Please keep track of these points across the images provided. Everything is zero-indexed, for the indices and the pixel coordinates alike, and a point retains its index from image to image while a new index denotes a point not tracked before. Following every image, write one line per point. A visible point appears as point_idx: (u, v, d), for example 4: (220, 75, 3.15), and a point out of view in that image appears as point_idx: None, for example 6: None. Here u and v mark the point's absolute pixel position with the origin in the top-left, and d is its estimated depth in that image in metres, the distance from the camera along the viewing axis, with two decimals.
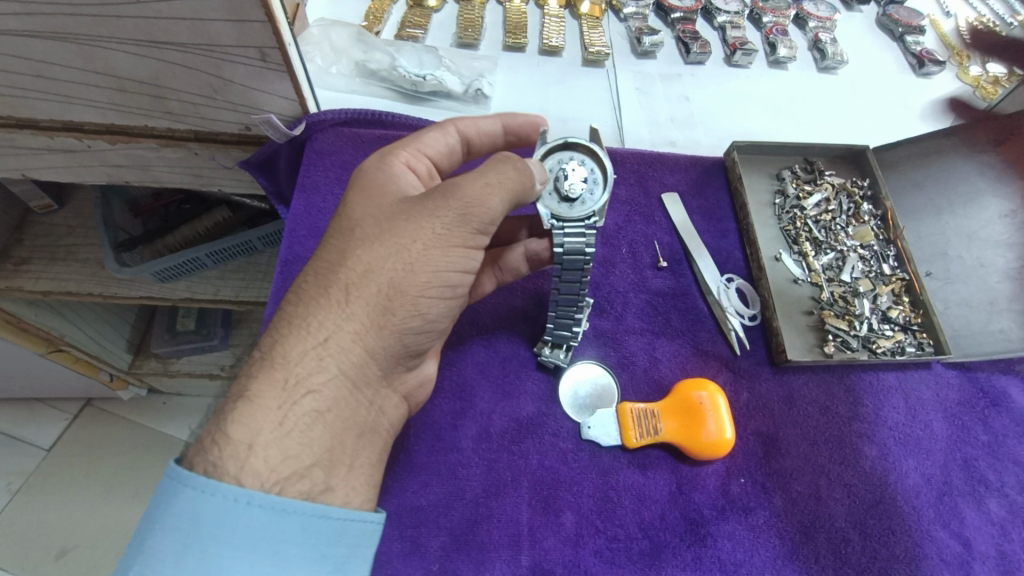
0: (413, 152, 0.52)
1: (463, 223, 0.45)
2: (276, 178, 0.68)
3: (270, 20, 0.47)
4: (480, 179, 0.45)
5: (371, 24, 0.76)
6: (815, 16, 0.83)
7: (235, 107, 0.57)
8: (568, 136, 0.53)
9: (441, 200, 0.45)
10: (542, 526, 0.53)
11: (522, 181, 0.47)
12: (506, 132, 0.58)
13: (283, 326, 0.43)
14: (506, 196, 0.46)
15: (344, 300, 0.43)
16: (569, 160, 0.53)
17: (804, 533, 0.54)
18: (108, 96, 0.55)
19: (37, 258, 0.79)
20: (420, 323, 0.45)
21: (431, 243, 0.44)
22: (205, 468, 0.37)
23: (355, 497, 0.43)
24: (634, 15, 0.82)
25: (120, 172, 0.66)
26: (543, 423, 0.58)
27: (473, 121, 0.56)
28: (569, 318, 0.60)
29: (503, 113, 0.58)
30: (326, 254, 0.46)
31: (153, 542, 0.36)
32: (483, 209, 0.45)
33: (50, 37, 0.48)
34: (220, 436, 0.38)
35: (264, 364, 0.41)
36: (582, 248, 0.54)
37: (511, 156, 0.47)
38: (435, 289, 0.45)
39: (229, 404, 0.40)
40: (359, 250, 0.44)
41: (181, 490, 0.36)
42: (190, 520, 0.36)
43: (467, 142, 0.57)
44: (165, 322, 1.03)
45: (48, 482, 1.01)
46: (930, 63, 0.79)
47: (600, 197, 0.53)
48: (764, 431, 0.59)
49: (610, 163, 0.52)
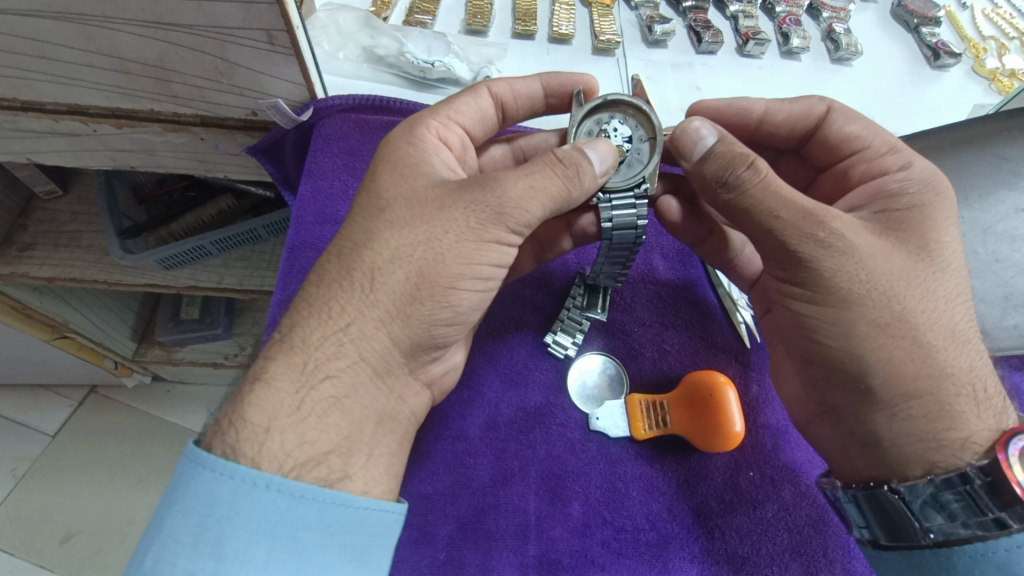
0: (444, 120, 0.52)
1: (498, 220, 0.44)
2: (283, 165, 0.67)
3: (278, 2, 0.46)
4: (526, 180, 0.44)
5: (379, 9, 0.76)
6: (829, 6, 0.82)
7: (242, 91, 0.56)
8: (607, 93, 0.52)
9: (479, 193, 0.44)
10: (552, 516, 0.53)
11: (568, 188, 0.46)
12: (544, 94, 0.58)
13: (304, 308, 0.43)
14: (548, 203, 0.45)
15: (369, 286, 0.43)
16: (610, 120, 0.52)
17: (813, 528, 0.54)
18: (112, 79, 0.54)
19: (39, 244, 0.79)
20: (449, 315, 0.45)
21: (463, 235, 0.43)
22: (223, 449, 0.37)
23: (375, 485, 0.42)
24: (644, 4, 0.81)
25: (125, 157, 0.65)
26: (552, 413, 0.58)
27: (507, 84, 0.56)
28: (611, 276, 0.60)
29: (542, 72, 0.57)
30: (348, 233, 0.45)
31: (170, 524, 0.36)
32: (522, 212, 0.44)
33: (54, 17, 0.47)
34: (236, 419, 0.38)
35: (284, 347, 0.41)
36: (633, 221, 0.53)
37: (562, 160, 0.45)
38: (468, 280, 0.45)
39: (246, 386, 0.40)
40: (387, 234, 0.44)
41: (200, 472, 0.36)
42: (209, 503, 0.36)
43: (502, 106, 0.57)
44: (168, 311, 1.01)
45: (51, 468, 1.01)
46: (946, 54, 0.78)
47: (648, 156, 0.52)
48: (775, 425, 0.59)
49: (657, 115, 0.51)
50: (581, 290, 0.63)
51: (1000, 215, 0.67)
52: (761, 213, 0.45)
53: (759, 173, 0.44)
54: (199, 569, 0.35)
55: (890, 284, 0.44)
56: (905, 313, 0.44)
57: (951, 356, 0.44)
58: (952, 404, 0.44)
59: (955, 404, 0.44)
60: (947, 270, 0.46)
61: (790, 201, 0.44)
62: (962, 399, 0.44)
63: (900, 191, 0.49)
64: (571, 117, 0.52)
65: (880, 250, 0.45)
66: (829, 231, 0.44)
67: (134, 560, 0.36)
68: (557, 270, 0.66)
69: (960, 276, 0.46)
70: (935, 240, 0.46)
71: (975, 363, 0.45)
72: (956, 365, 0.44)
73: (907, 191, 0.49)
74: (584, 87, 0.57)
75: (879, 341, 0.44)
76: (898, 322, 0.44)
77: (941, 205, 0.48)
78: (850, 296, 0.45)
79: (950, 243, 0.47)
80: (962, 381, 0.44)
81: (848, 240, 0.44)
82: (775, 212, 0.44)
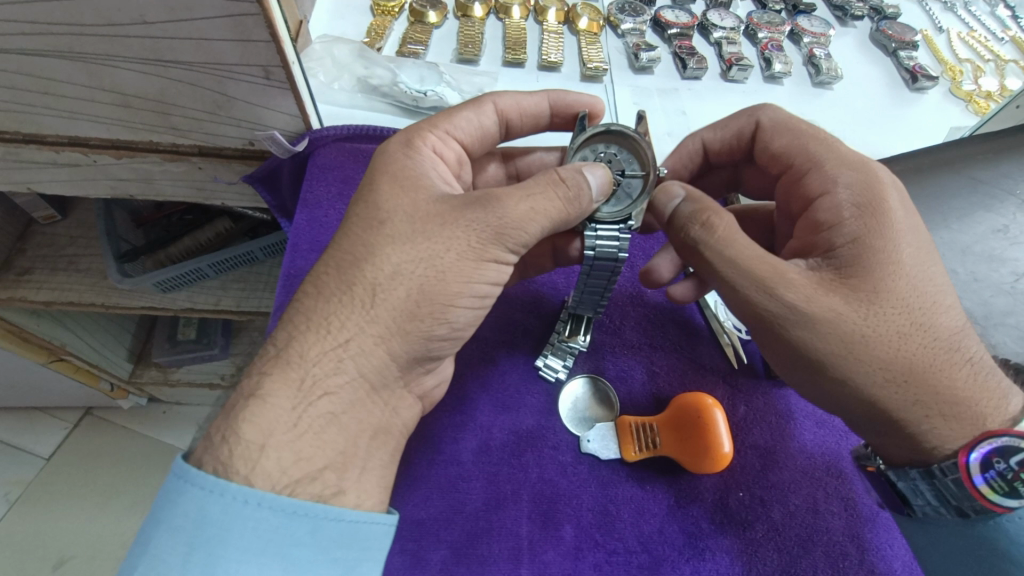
0: (443, 134, 0.53)
1: (497, 240, 0.45)
2: (280, 193, 0.69)
3: (274, 40, 0.48)
4: (527, 202, 0.45)
5: (373, 40, 0.78)
6: (809, 32, 0.85)
7: (240, 123, 0.58)
8: (611, 123, 0.53)
9: (480, 212, 0.45)
10: (545, 539, 0.53)
11: (567, 211, 0.47)
12: (551, 112, 0.59)
13: (301, 321, 0.44)
14: (546, 224, 0.47)
15: (370, 301, 0.44)
16: (606, 149, 0.54)
17: (803, 548, 0.55)
18: (113, 113, 0.56)
19: (37, 269, 0.79)
20: (446, 330, 0.47)
21: (464, 253, 0.45)
22: (214, 467, 0.38)
23: (367, 499, 0.43)
24: (631, 32, 0.84)
25: (124, 186, 0.66)
26: (544, 436, 0.58)
27: (514, 100, 0.57)
28: (593, 301, 0.60)
29: (551, 91, 0.59)
30: (349, 246, 0.46)
31: (157, 543, 0.37)
32: (521, 232, 0.46)
33: (58, 56, 0.49)
34: (229, 434, 0.39)
35: (280, 363, 0.42)
36: (614, 253, 0.54)
37: (564, 181, 0.47)
38: (466, 298, 0.46)
39: (238, 402, 0.41)
40: (388, 250, 0.44)
41: (190, 489, 0.37)
42: (200, 520, 0.36)
43: (506, 121, 0.58)
44: (165, 332, 1.02)
45: (45, 493, 1.01)
46: (923, 78, 0.81)
47: (638, 193, 0.53)
48: (763, 445, 0.60)
49: (654, 153, 0.52)
50: (566, 319, 0.64)
51: (978, 235, 0.69)
52: (724, 281, 0.47)
53: (712, 232, 0.47)
54: None
55: (866, 331, 0.44)
56: (890, 354, 0.44)
57: (946, 374, 0.45)
58: (949, 426, 0.45)
59: (955, 422, 0.45)
60: (909, 290, 0.45)
61: (744, 270, 0.46)
62: (964, 416, 0.45)
63: (836, 222, 0.48)
64: (571, 139, 0.54)
65: (838, 314, 0.44)
66: (784, 303, 0.45)
67: None
68: (546, 293, 0.67)
69: (917, 291, 0.46)
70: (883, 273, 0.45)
71: (971, 374, 0.45)
72: (955, 380, 0.45)
73: (844, 218, 0.48)
74: (592, 110, 0.59)
75: (871, 384, 0.45)
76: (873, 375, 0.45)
77: (879, 225, 0.47)
78: (828, 355, 0.45)
79: (903, 261, 0.46)
80: (963, 397, 0.45)
81: (803, 307, 0.45)
82: (734, 283, 0.46)
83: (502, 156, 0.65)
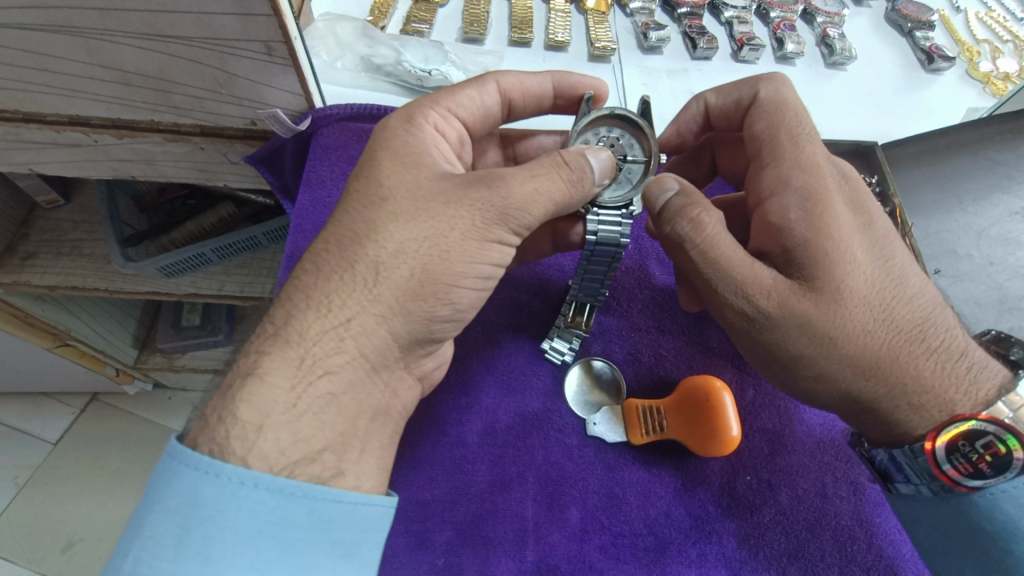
0: (445, 112, 0.52)
1: (502, 220, 0.45)
2: (282, 173, 0.68)
3: (276, 14, 0.47)
4: (532, 182, 0.45)
5: (377, 19, 0.77)
6: (823, 11, 0.82)
7: (242, 101, 0.57)
8: (615, 107, 0.52)
9: (486, 190, 0.44)
10: (550, 521, 0.53)
11: (571, 194, 0.46)
12: (554, 94, 0.58)
13: (300, 299, 0.43)
14: (550, 207, 0.46)
15: (372, 280, 0.43)
16: (608, 133, 0.53)
17: (810, 532, 0.54)
18: (113, 91, 0.55)
19: (42, 253, 0.79)
20: (448, 311, 0.46)
21: (468, 233, 0.44)
22: (210, 448, 0.37)
23: (366, 481, 0.42)
24: (640, 11, 0.82)
25: (126, 167, 0.66)
26: (549, 419, 0.58)
27: (517, 80, 0.55)
28: (596, 286, 0.59)
29: (555, 71, 0.57)
30: (348, 222, 0.45)
31: (150, 526, 0.36)
32: (525, 214, 0.45)
33: (56, 31, 0.48)
34: (227, 415, 0.38)
35: (278, 341, 0.41)
36: (616, 238, 0.53)
37: (568, 163, 0.46)
38: (470, 279, 0.46)
39: (236, 381, 0.40)
40: (391, 226, 0.44)
41: (184, 471, 0.36)
42: (194, 502, 0.36)
43: (509, 101, 0.57)
44: (170, 318, 1.02)
45: (53, 477, 1.01)
46: (939, 58, 0.78)
47: (639, 177, 0.53)
48: (772, 429, 0.59)
49: (657, 140, 0.52)
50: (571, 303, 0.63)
51: (994, 219, 0.68)
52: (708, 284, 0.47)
53: (699, 231, 0.46)
54: (183, 571, 0.35)
55: (836, 330, 0.45)
56: (858, 349, 0.45)
57: (913, 364, 0.46)
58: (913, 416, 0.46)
59: (920, 412, 0.46)
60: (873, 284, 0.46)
61: (727, 274, 0.46)
62: (931, 403, 0.46)
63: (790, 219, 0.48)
64: (574, 124, 0.53)
65: (805, 320, 0.45)
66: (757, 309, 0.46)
67: (116, 563, 0.36)
68: (551, 275, 0.67)
69: (876, 287, 0.46)
70: (835, 275, 0.45)
71: (937, 361, 0.46)
72: (918, 370, 0.46)
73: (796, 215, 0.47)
74: (595, 92, 0.57)
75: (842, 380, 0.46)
76: (841, 372, 0.46)
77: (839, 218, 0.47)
78: (799, 355, 0.46)
79: (862, 253, 0.46)
80: (930, 384, 0.46)
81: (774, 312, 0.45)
82: (715, 287, 0.47)
83: (501, 140, 0.64)
